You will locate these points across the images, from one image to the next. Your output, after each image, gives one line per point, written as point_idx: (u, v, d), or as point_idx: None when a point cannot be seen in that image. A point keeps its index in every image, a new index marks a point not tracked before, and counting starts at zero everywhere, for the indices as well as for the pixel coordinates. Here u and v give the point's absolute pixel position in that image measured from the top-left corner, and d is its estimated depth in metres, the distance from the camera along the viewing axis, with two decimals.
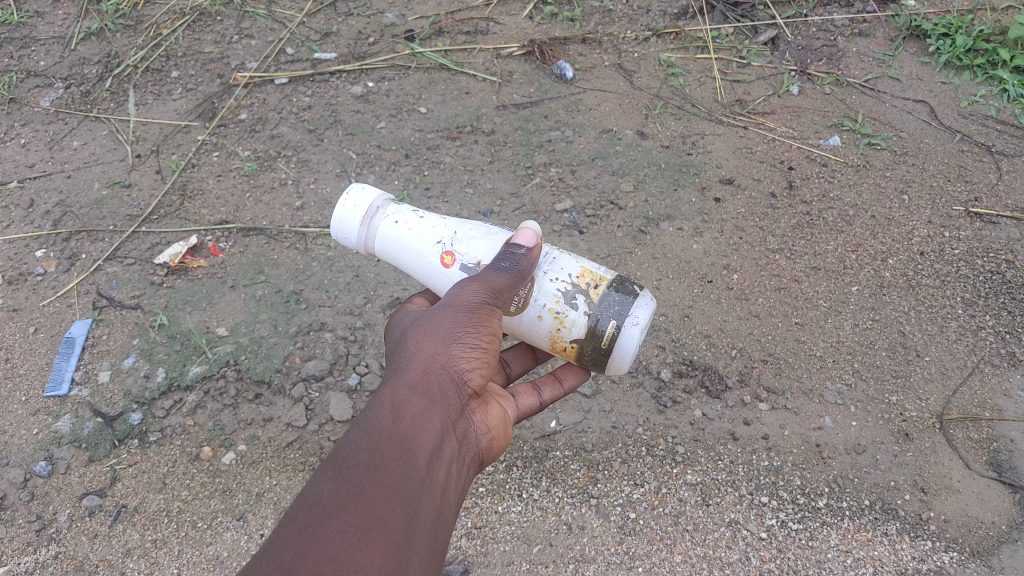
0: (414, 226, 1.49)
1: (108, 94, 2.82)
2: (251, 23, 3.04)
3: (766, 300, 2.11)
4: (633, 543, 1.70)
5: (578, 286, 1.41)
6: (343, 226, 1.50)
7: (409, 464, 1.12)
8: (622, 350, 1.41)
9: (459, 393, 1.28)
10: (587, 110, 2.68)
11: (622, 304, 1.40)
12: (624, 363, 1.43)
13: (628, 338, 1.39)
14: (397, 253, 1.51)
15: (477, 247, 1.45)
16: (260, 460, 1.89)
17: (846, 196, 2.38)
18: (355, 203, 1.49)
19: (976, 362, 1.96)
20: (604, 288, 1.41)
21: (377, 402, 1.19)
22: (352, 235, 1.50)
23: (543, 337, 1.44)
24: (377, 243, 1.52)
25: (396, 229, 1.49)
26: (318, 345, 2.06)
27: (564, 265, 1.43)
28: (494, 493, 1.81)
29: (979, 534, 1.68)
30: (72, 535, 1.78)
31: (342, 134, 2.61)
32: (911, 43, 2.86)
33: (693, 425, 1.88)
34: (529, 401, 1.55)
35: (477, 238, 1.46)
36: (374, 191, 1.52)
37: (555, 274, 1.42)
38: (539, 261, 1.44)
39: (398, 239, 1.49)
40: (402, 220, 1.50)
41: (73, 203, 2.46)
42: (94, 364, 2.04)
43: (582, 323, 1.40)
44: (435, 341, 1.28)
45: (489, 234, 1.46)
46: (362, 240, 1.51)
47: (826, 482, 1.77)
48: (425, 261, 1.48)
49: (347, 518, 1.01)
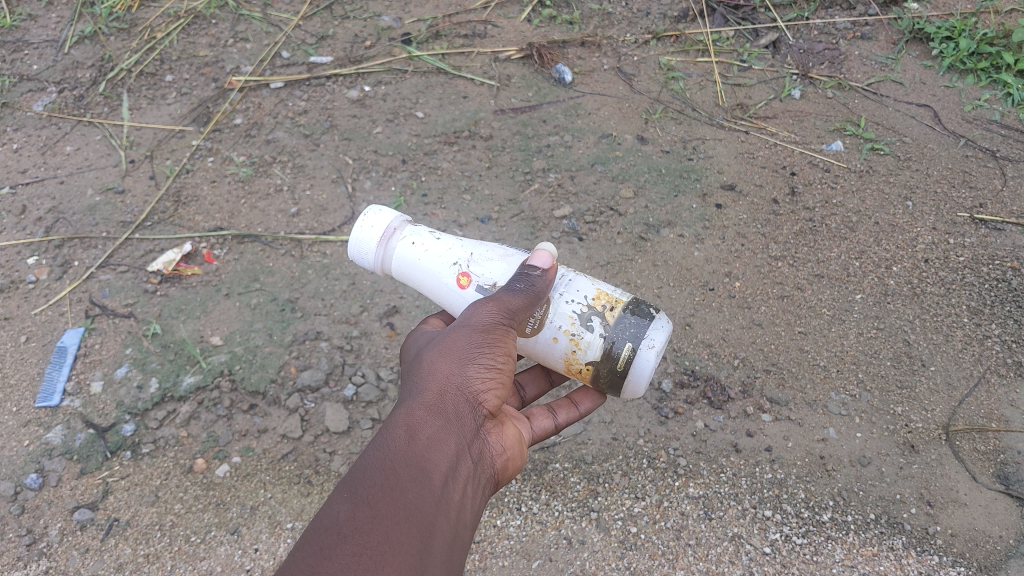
0: (431, 247, 1.46)
1: (101, 98, 2.79)
2: (246, 26, 3.01)
3: (768, 309, 2.09)
4: (635, 557, 1.67)
5: (594, 307, 1.38)
6: (359, 247, 1.47)
7: (424, 485, 1.08)
8: (638, 373, 1.37)
9: (475, 413, 1.24)
10: (586, 114, 2.65)
11: (638, 326, 1.36)
12: (640, 387, 1.39)
13: (644, 361, 1.35)
14: (412, 274, 1.48)
15: (494, 269, 1.42)
16: (255, 472, 1.86)
17: (849, 202, 2.35)
18: (373, 223, 1.46)
19: (982, 372, 1.93)
20: (620, 310, 1.37)
21: (392, 423, 1.16)
22: (368, 255, 1.47)
23: (558, 358, 1.41)
24: (394, 264, 1.49)
25: (414, 249, 1.46)
26: (314, 355, 2.03)
27: (580, 287, 1.41)
28: (493, 507, 1.78)
29: (987, 548, 1.65)
30: (63, 549, 1.75)
31: (339, 138, 2.58)
32: (914, 46, 2.83)
33: (694, 436, 1.85)
34: (544, 424, 1.51)
35: (494, 260, 1.43)
36: (391, 212, 1.49)
37: (571, 295, 1.39)
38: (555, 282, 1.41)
39: (415, 260, 1.46)
40: (420, 241, 1.47)
41: (66, 209, 2.42)
42: (86, 374, 2.00)
43: (597, 345, 1.36)
44: (450, 361, 1.25)
45: (506, 255, 1.44)
46: (378, 261, 1.48)
47: (830, 495, 1.74)
48: (441, 282, 1.45)
49: (363, 540, 0.97)
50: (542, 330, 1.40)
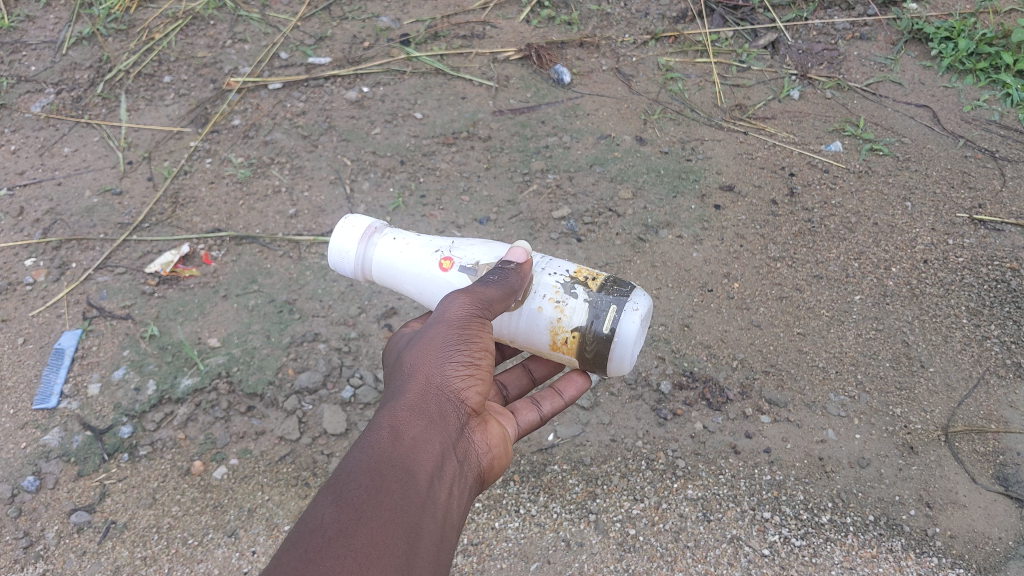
0: (412, 242, 1.48)
1: (100, 100, 2.78)
2: (244, 27, 3.01)
3: (767, 310, 2.08)
4: (633, 560, 1.67)
5: (576, 277, 1.41)
6: (338, 252, 1.47)
7: (410, 485, 1.07)
8: (623, 337, 1.37)
9: (458, 412, 1.25)
10: (584, 115, 2.65)
11: (621, 292, 1.39)
12: (627, 351, 1.38)
13: (628, 323, 1.36)
14: (395, 270, 1.47)
15: (476, 252, 1.44)
16: (252, 474, 1.86)
17: (848, 203, 2.34)
18: (350, 228, 1.47)
19: (982, 373, 1.92)
20: (602, 279, 1.41)
21: (376, 425, 1.16)
22: (349, 259, 1.47)
23: (543, 330, 1.41)
24: (374, 266, 1.48)
25: (394, 247, 1.47)
26: (312, 356, 2.02)
27: (561, 263, 1.45)
28: (490, 509, 1.77)
29: (986, 550, 1.65)
30: (60, 551, 1.74)
31: (337, 139, 2.57)
32: (913, 47, 2.83)
33: (693, 438, 1.85)
34: (529, 417, 1.51)
35: (475, 246, 1.46)
36: (370, 216, 1.51)
37: (553, 268, 1.43)
38: (536, 260, 1.45)
39: (397, 255, 1.46)
40: (399, 239, 1.48)
41: (63, 211, 2.42)
42: (84, 376, 2.00)
43: (582, 310, 1.37)
44: (430, 359, 1.25)
45: (486, 242, 1.47)
46: (359, 260, 1.47)
47: (829, 497, 1.73)
48: (426, 271, 1.44)
49: (348, 542, 0.95)
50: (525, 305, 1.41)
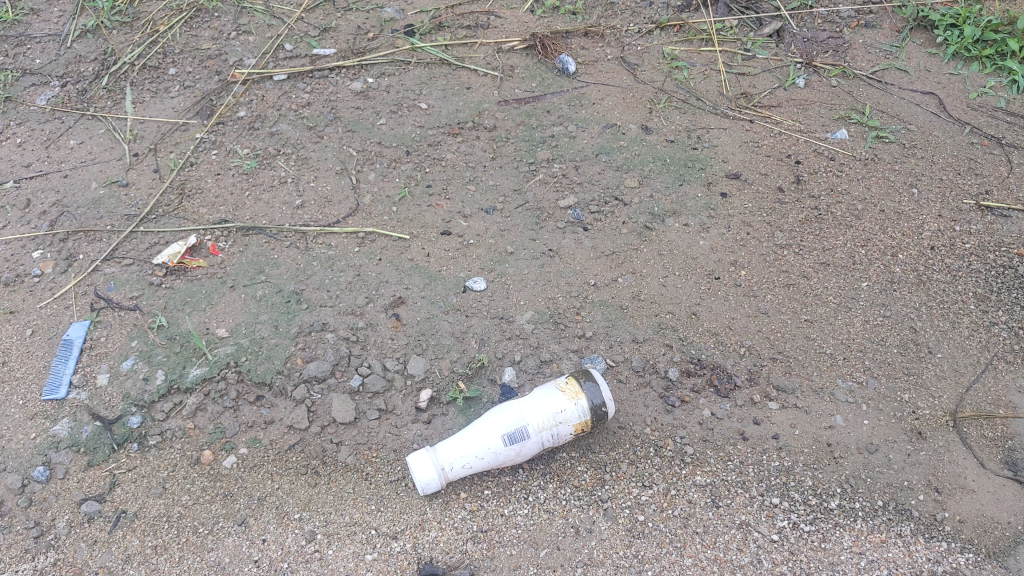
0: (468, 451, 1.69)
1: (105, 93, 2.80)
2: (249, 18, 3.02)
3: (775, 297, 2.08)
4: (642, 545, 1.66)
5: (569, 412, 1.71)
6: (424, 482, 1.68)
7: None
8: (597, 394, 1.73)
9: None
10: (589, 104, 2.65)
11: (591, 392, 1.73)
12: (604, 395, 1.73)
13: (592, 388, 1.73)
14: (463, 461, 1.70)
15: (502, 424, 1.69)
16: (261, 463, 1.85)
17: (855, 190, 2.34)
18: (420, 460, 1.69)
19: (989, 359, 1.92)
20: (578, 400, 1.71)
21: None
22: (433, 481, 1.68)
23: (575, 423, 1.72)
24: (453, 472, 1.71)
25: (454, 446, 1.70)
26: (319, 346, 2.01)
27: (561, 418, 1.70)
28: (500, 496, 1.76)
29: (996, 535, 1.64)
30: (71, 541, 1.73)
31: (343, 130, 2.58)
32: (918, 35, 2.84)
33: (701, 425, 1.85)
34: None
35: (499, 427, 1.69)
36: (433, 472, 1.68)
37: (559, 424, 1.71)
38: (554, 429, 1.71)
39: (464, 460, 1.70)
40: (454, 439, 1.72)
41: (71, 203, 2.43)
42: (92, 366, 2.01)
43: (583, 409, 1.71)
44: None
45: (506, 426, 1.69)
46: (442, 477, 1.70)
47: (838, 482, 1.74)
48: (487, 450, 1.69)
49: None
50: (528, 452, 1.72)
